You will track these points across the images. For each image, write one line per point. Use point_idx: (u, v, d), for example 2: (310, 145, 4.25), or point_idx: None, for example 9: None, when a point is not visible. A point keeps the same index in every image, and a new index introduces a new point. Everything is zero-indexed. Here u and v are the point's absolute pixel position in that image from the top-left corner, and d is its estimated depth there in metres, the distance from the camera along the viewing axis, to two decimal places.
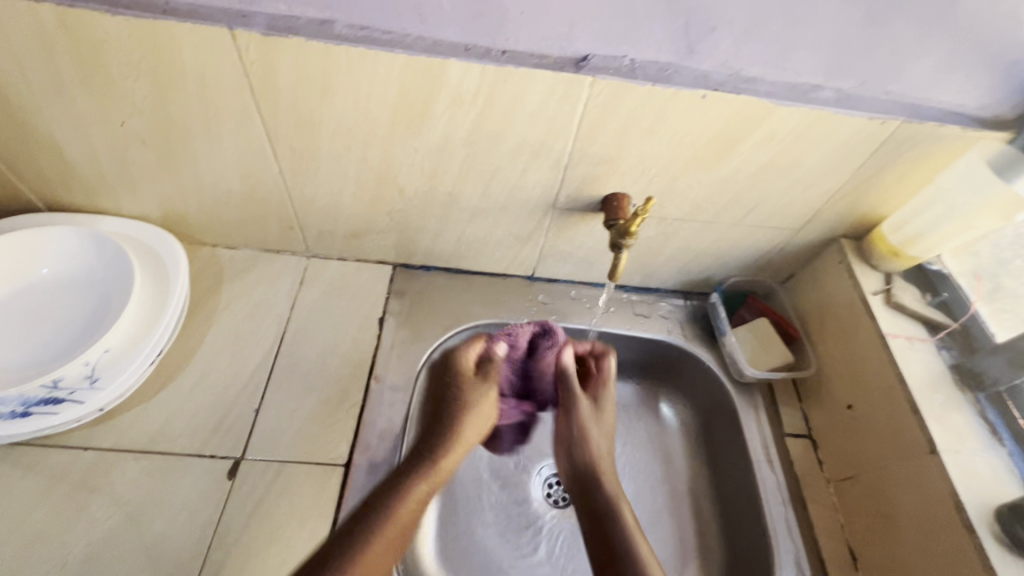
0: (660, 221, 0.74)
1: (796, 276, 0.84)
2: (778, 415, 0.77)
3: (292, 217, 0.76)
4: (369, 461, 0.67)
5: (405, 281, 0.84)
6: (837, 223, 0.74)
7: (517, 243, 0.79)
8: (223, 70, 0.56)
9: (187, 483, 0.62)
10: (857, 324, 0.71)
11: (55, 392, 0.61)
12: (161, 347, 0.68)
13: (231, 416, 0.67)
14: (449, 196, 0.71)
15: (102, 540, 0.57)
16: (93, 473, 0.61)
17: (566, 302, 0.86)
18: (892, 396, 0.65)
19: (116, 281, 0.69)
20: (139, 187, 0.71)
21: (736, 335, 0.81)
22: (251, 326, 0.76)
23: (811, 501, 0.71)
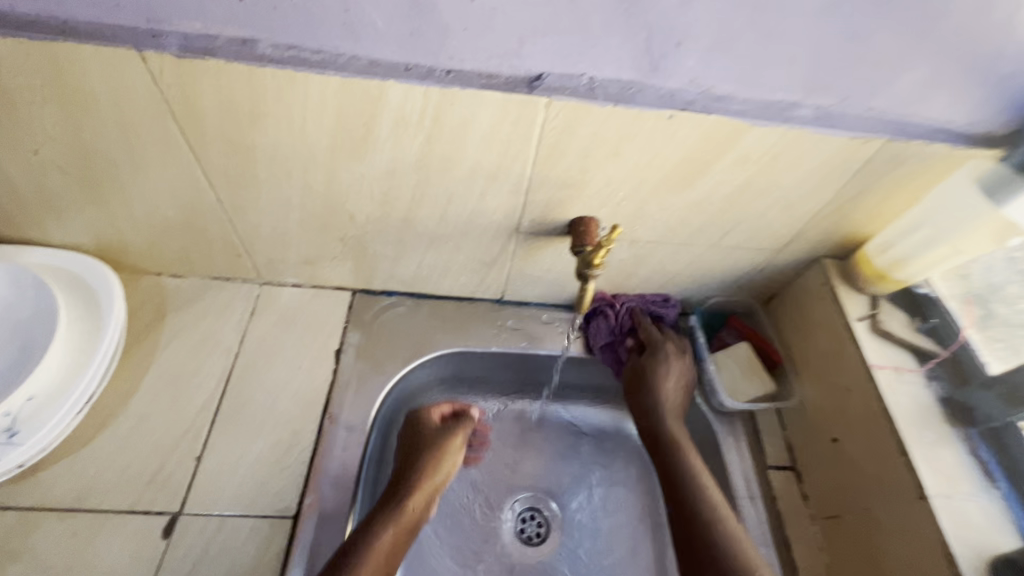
0: (632, 243, 0.69)
1: (778, 296, 0.80)
2: (761, 446, 0.73)
3: (238, 244, 0.71)
4: (319, 513, 0.62)
5: (364, 307, 0.79)
6: (820, 243, 0.70)
7: (482, 268, 0.74)
8: (138, 94, 0.50)
9: (117, 544, 0.57)
10: (841, 352, 0.67)
11: None
12: (92, 391, 0.63)
13: (170, 465, 0.62)
14: (404, 221, 0.66)
15: None
16: (13, 536, 0.56)
17: (538, 326, 0.81)
18: (877, 432, 0.61)
19: (41, 321, 0.64)
20: (67, 216, 0.66)
21: (715, 361, 0.77)
22: (196, 363, 0.70)
23: (795, 541, 0.66)
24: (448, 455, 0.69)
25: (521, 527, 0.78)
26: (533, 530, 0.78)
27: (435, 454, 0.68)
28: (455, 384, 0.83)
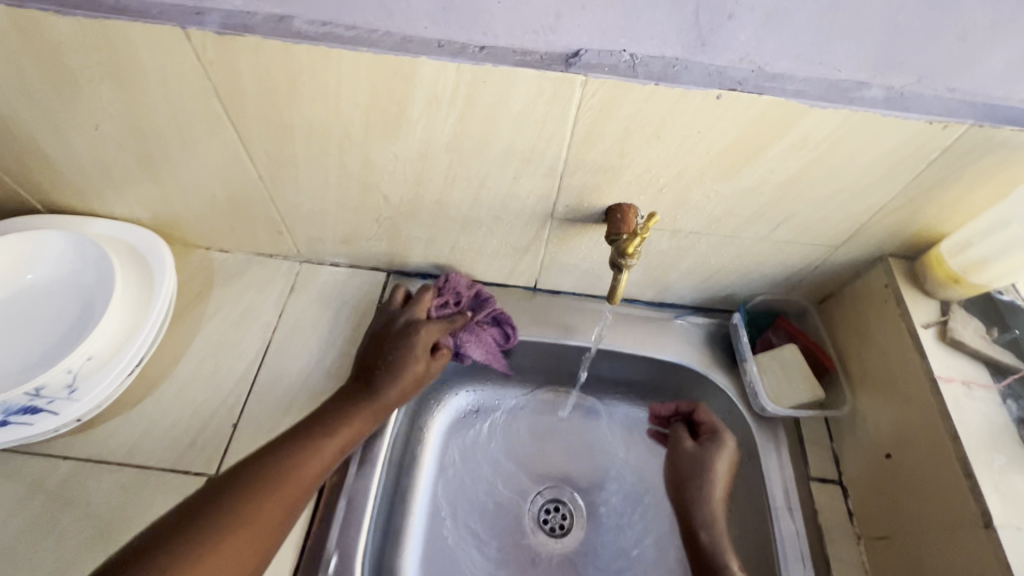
0: (673, 234, 0.66)
1: (834, 296, 0.74)
2: (804, 456, 0.68)
3: (279, 222, 0.73)
4: (344, 485, 0.63)
5: (399, 289, 0.79)
6: (886, 240, 0.63)
7: (516, 254, 0.73)
8: (184, 71, 0.52)
9: (158, 499, 0.60)
10: (902, 361, 0.61)
11: (36, 399, 0.61)
12: (142, 354, 0.67)
13: (209, 429, 0.66)
14: (437, 204, 0.65)
15: (72, 555, 0.57)
16: (69, 484, 0.61)
17: (570, 316, 0.79)
18: (938, 450, 0.55)
19: (100, 286, 0.68)
20: (125, 190, 0.70)
21: (759, 362, 0.73)
22: (237, 334, 0.73)
23: (835, 559, 0.62)
24: (330, 437, 0.61)
25: (544, 517, 0.77)
26: (557, 522, 0.77)
27: (321, 441, 0.60)
28: (484, 370, 0.82)
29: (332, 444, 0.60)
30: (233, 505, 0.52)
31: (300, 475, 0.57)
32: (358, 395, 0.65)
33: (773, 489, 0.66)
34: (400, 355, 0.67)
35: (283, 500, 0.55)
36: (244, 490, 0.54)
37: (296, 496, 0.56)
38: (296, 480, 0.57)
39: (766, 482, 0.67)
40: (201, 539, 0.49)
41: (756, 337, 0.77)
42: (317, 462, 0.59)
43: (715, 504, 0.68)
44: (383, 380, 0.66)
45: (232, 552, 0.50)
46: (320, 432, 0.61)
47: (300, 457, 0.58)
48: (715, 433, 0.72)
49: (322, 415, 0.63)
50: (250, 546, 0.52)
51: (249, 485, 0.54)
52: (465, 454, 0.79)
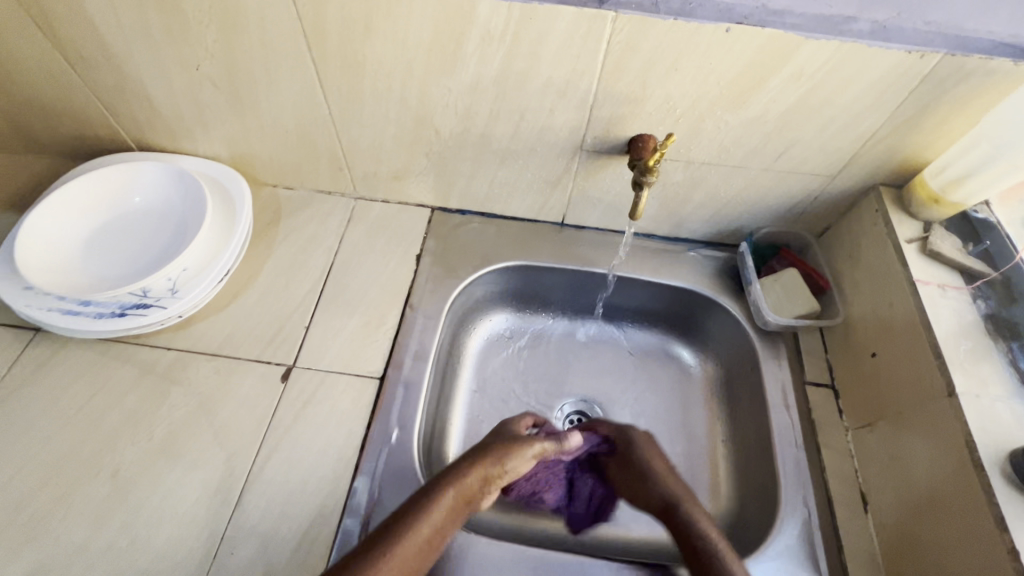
0: (687, 164, 0.75)
1: (832, 228, 0.82)
2: (801, 364, 0.78)
3: (341, 158, 0.84)
4: (401, 376, 0.74)
5: (441, 222, 0.90)
6: (876, 169, 0.72)
7: (547, 188, 0.83)
8: (279, 13, 0.62)
9: (247, 382, 0.72)
10: (888, 272, 0.70)
11: (144, 299, 0.73)
12: (227, 269, 0.78)
13: (285, 330, 0.77)
14: (481, 137, 0.75)
15: (180, 421, 0.68)
16: (174, 368, 0.72)
17: (594, 247, 0.89)
18: (914, 341, 0.64)
19: (191, 211, 0.79)
20: (212, 128, 0.81)
21: (762, 285, 0.82)
22: (304, 257, 0.84)
23: (825, 447, 0.71)
24: (434, 507, 0.58)
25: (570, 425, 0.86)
26: None
27: (440, 496, 0.59)
28: (516, 297, 0.92)
29: (428, 521, 0.57)
30: (376, 553, 0.53)
31: (416, 529, 0.56)
32: (460, 471, 0.62)
33: (772, 390, 0.75)
34: (498, 451, 0.65)
35: (416, 536, 0.56)
36: (373, 539, 0.55)
37: (425, 545, 0.56)
38: (421, 529, 0.56)
39: (766, 384, 0.76)
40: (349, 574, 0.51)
41: (761, 266, 0.86)
42: (432, 522, 0.57)
43: (638, 442, 0.73)
44: (475, 461, 0.63)
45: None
46: (417, 508, 0.58)
47: (418, 517, 0.57)
48: (624, 436, 0.74)
49: (424, 490, 0.60)
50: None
51: (390, 531, 0.55)
52: (499, 369, 0.90)
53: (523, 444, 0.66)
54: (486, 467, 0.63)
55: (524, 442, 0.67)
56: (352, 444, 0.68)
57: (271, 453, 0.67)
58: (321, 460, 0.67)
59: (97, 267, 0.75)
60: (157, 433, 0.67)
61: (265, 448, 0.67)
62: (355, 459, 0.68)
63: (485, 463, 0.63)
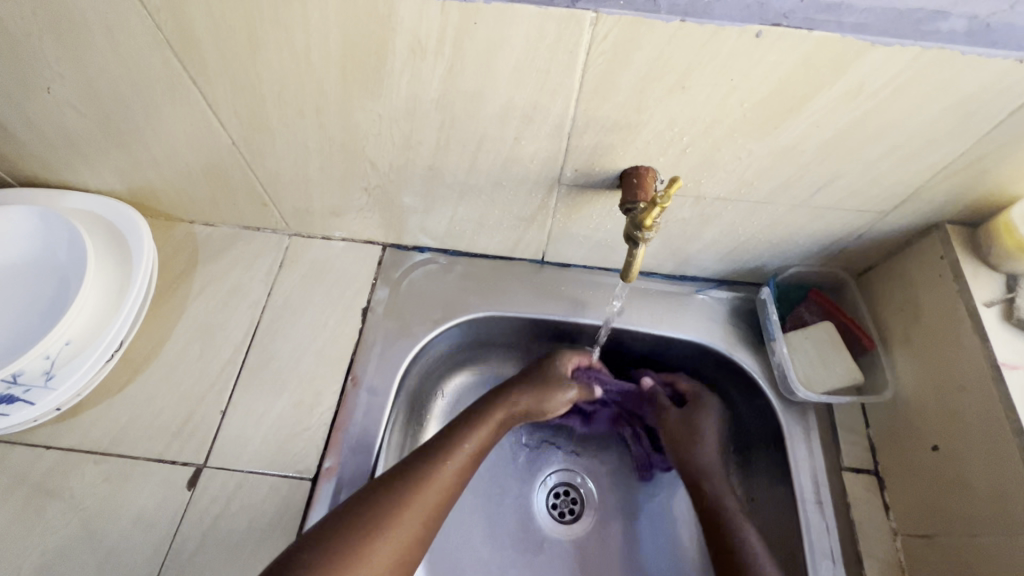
0: (697, 200, 0.58)
1: (878, 268, 0.66)
2: (837, 445, 0.62)
3: (262, 193, 0.67)
4: (338, 477, 0.59)
5: (394, 264, 0.73)
6: (944, 204, 0.55)
7: (521, 225, 0.66)
8: (129, 20, 0.45)
9: (145, 491, 0.57)
10: (958, 343, 0.54)
11: (14, 387, 0.58)
12: (123, 337, 0.63)
13: (196, 417, 0.62)
14: (430, 169, 0.58)
15: (57, 549, 0.54)
16: (53, 476, 0.58)
17: (582, 290, 0.73)
18: (998, 446, 0.49)
19: (75, 266, 0.63)
20: (94, 160, 0.64)
21: (789, 341, 0.66)
22: (224, 315, 0.69)
23: (869, 558, 0.57)
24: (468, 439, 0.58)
25: (554, 502, 0.73)
26: (566, 507, 0.72)
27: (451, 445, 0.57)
28: (488, 349, 0.76)
29: (433, 492, 0.53)
30: (377, 520, 0.49)
31: (444, 477, 0.54)
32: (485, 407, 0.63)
33: (801, 480, 0.60)
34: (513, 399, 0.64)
35: (420, 508, 0.52)
36: (381, 498, 0.51)
37: (436, 507, 0.53)
38: (423, 498, 0.52)
39: (794, 472, 0.61)
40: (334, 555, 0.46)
41: (787, 313, 0.69)
42: (438, 484, 0.54)
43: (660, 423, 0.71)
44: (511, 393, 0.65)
45: (383, 548, 0.48)
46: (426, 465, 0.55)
47: (424, 478, 0.53)
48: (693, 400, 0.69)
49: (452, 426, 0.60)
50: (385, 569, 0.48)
51: (391, 499, 0.51)
52: None
53: (541, 373, 0.67)
54: (517, 395, 0.65)
55: (557, 375, 0.67)
56: None
57: None
58: None
59: None
60: (27, 567, 0.53)
61: None
62: None
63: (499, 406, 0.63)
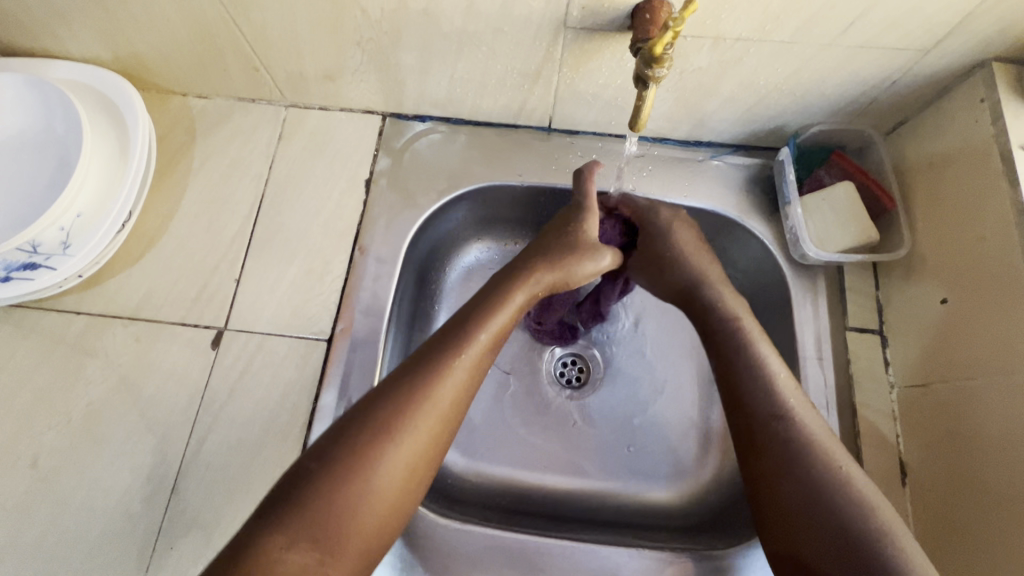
0: (715, 43, 0.53)
1: (909, 122, 0.62)
2: (843, 305, 0.62)
3: (252, 55, 0.63)
4: (352, 339, 0.62)
5: (395, 134, 0.71)
6: (994, 36, 0.50)
7: (526, 83, 0.62)
8: None
9: (173, 351, 0.61)
10: (985, 193, 0.52)
11: (34, 257, 0.59)
12: (132, 207, 0.63)
13: (212, 284, 0.64)
14: (426, 14, 0.54)
15: (100, 399, 0.59)
16: (87, 337, 0.61)
17: (591, 158, 0.70)
18: (1010, 292, 0.49)
19: (73, 137, 0.62)
20: (73, 21, 0.60)
21: (805, 204, 0.63)
22: (228, 188, 0.69)
23: (863, 406, 0.59)
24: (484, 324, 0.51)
25: (562, 370, 0.75)
26: (573, 375, 0.75)
27: (453, 346, 0.49)
28: (498, 223, 0.76)
29: (444, 394, 0.47)
30: (384, 428, 0.45)
31: (449, 376, 0.48)
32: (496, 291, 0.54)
33: (804, 339, 0.61)
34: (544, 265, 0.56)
35: (440, 397, 0.47)
36: (376, 412, 0.45)
37: (447, 415, 0.47)
38: (433, 408, 0.47)
39: (798, 331, 0.62)
40: (350, 463, 0.43)
41: (806, 177, 0.66)
42: (451, 388, 0.48)
43: (778, 379, 0.51)
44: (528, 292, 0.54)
45: (411, 440, 0.45)
46: (432, 363, 0.48)
47: (429, 385, 0.47)
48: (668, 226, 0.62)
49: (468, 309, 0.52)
50: (445, 414, 0.47)
51: (394, 407, 0.46)
52: None
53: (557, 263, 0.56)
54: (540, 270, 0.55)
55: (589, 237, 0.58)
56: (297, 421, 0.59)
57: (207, 433, 0.58)
58: (262, 440, 0.58)
59: None
60: (77, 415, 0.58)
61: (199, 428, 0.58)
62: (303, 436, 0.58)
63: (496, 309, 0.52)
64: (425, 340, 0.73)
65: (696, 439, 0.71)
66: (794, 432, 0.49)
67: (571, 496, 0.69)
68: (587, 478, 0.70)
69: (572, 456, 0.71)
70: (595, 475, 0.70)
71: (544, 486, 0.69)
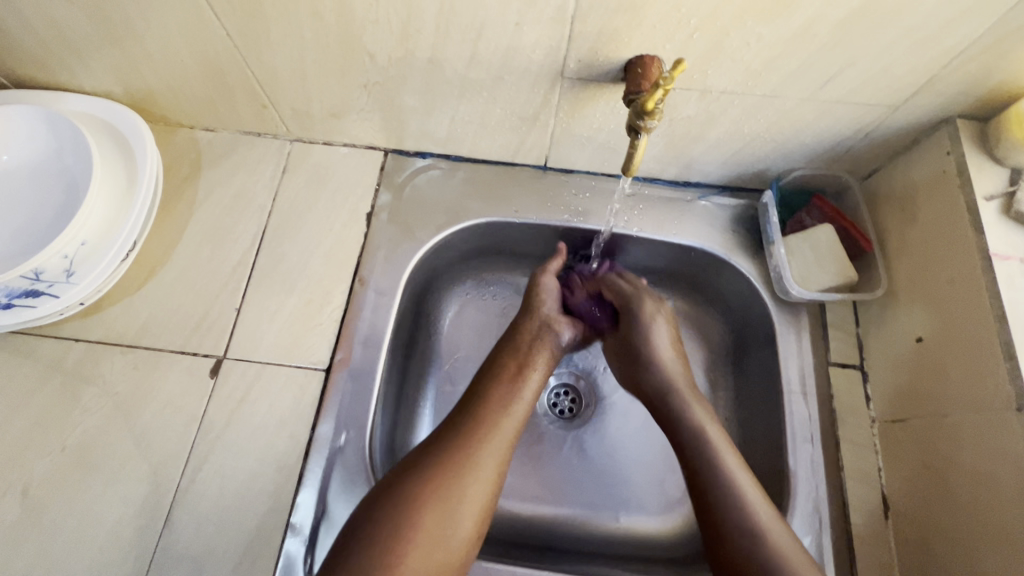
0: (702, 94, 0.57)
1: (883, 170, 0.65)
2: (825, 341, 0.65)
3: (261, 93, 0.66)
4: (350, 369, 0.63)
5: (397, 169, 0.74)
6: (956, 96, 0.54)
7: (523, 126, 0.66)
8: None
9: (172, 379, 0.62)
10: (953, 238, 0.55)
11: (37, 284, 0.60)
12: (137, 237, 0.65)
13: (213, 313, 0.65)
14: (430, 62, 0.57)
15: (95, 428, 0.59)
16: (85, 364, 0.62)
17: (585, 196, 0.73)
18: (978, 332, 0.51)
19: (80, 167, 0.64)
20: (89, 58, 0.63)
21: (788, 244, 0.67)
22: (231, 218, 0.70)
23: (846, 441, 0.61)
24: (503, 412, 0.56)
25: (554, 401, 0.77)
26: (566, 405, 0.76)
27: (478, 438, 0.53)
28: (495, 255, 0.78)
29: (472, 489, 0.50)
30: (411, 535, 0.46)
31: (477, 472, 0.51)
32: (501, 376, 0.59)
33: (789, 374, 0.63)
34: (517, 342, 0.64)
35: (468, 493, 0.50)
36: (404, 511, 0.47)
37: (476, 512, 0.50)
38: (461, 505, 0.49)
39: (782, 366, 0.64)
40: (387, 559, 0.45)
41: (788, 218, 0.70)
42: (479, 484, 0.50)
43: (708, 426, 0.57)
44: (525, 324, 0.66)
45: (440, 537, 0.47)
46: (457, 458, 0.51)
47: (461, 475, 0.50)
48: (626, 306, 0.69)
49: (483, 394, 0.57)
50: (474, 508, 0.50)
51: (421, 505, 0.48)
52: (483, 322, 0.79)
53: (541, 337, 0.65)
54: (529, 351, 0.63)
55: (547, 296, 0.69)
56: (293, 451, 0.59)
57: (202, 463, 0.58)
58: (258, 470, 0.58)
59: None
60: (71, 443, 0.58)
61: (195, 457, 0.58)
62: (299, 466, 0.59)
63: (515, 385, 0.58)
64: (422, 368, 0.74)
65: (686, 470, 0.73)
66: (731, 494, 0.52)
67: (564, 528, 0.69)
68: (579, 509, 0.70)
69: (564, 487, 0.71)
70: (587, 507, 0.71)
71: (536, 517, 0.70)
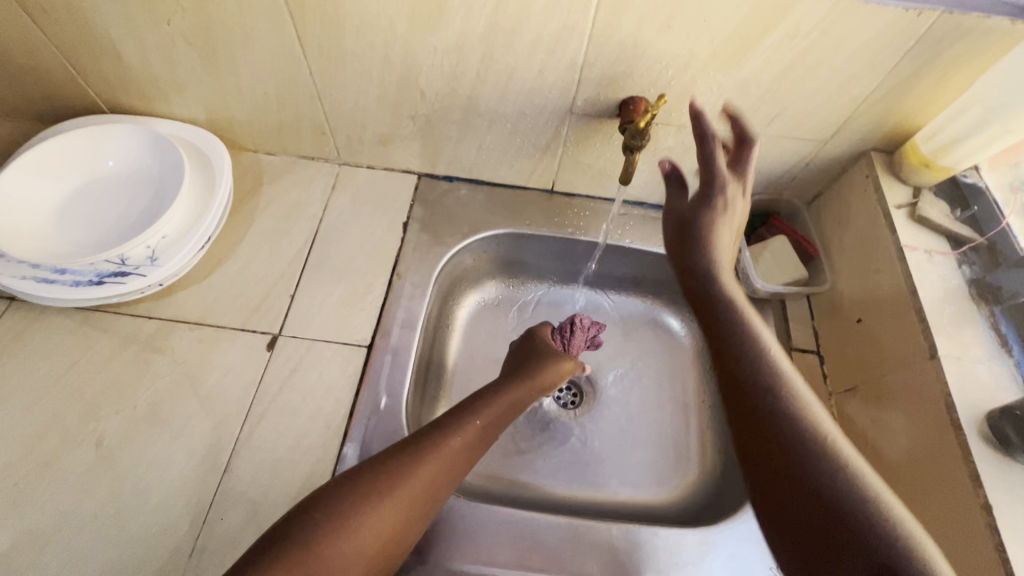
0: (679, 129, 0.73)
1: (822, 195, 0.82)
2: (787, 331, 0.78)
3: (324, 122, 0.81)
4: (389, 345, 0.73)
5: (429, 189, 0.88)
6: (868, 133, 0.72)
7: (537, 154, 0.81)
8: None
9: (233, 351, 0.71)
10: (876, 239, 0.71)
11: (123, 267, 0.70)
12: (210, 234, 0.76)
13: (269, 299, 0.75)
14: (468, 99, 0.73)
15: (164, 390, 0.67)
16: (157, 337, 0.71)
17: (585, 215, 0.88)
18: (901, 306, 0.65)
19: (168, 177, 0.77)
20: (187, 90, 0.77)
21: (752, 252, 0.81)
22: (288, 223, 0.83)
23: None
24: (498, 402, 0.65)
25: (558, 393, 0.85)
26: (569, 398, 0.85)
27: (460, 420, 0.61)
28: (508, 264, 0.91)
29: (434, 460, 0.57)
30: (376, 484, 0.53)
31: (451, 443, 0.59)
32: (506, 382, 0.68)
33: None
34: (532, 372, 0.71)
35: (442, 456, 0.58)
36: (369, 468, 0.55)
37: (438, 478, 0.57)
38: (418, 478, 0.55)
39: None
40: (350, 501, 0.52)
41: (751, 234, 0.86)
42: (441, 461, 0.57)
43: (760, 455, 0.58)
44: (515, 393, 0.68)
45: (397, 500, 0.54)
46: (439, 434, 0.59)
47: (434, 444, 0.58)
48: None
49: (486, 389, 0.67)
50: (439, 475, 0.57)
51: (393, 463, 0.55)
52: (497, 323, 0.90)
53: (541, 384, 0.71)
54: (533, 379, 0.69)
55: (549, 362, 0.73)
56: (339, 412, 0.68)
57: (259, 421, 0.66)
58: (308, 428, 0.66)
59: (68, 233, 0.73)
60: (142, 402, 0.66)
61: (252, 416, 0.66)
62: (344, 425, 0.67)
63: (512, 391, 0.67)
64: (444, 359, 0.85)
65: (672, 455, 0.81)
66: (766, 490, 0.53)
67: (591, 504, 0.76)
68: (606, 489, 0.78)
69: (583, 473, 0.79)
70: (588, 484, 0.78)
71: (568, 497, 0.77)
